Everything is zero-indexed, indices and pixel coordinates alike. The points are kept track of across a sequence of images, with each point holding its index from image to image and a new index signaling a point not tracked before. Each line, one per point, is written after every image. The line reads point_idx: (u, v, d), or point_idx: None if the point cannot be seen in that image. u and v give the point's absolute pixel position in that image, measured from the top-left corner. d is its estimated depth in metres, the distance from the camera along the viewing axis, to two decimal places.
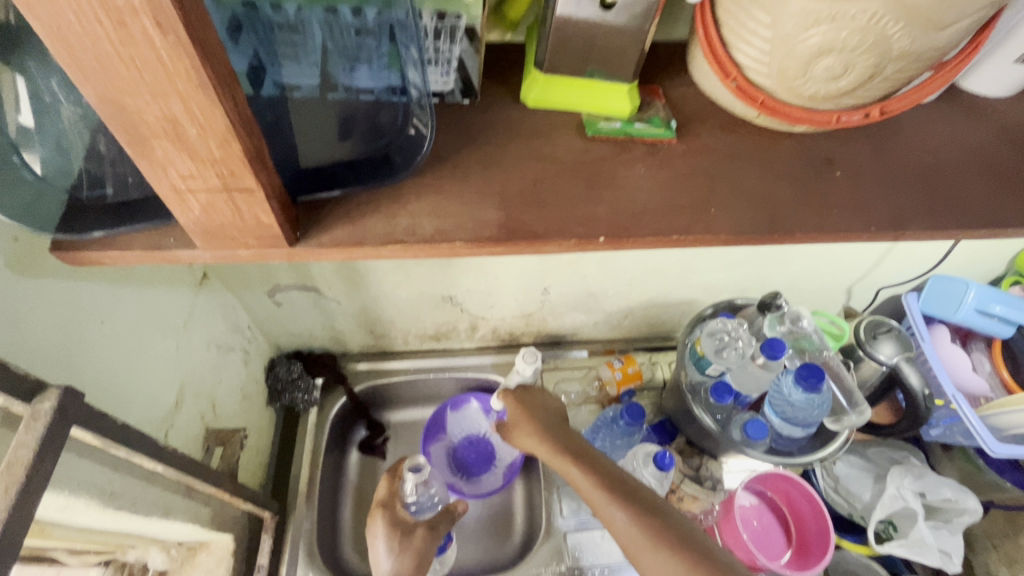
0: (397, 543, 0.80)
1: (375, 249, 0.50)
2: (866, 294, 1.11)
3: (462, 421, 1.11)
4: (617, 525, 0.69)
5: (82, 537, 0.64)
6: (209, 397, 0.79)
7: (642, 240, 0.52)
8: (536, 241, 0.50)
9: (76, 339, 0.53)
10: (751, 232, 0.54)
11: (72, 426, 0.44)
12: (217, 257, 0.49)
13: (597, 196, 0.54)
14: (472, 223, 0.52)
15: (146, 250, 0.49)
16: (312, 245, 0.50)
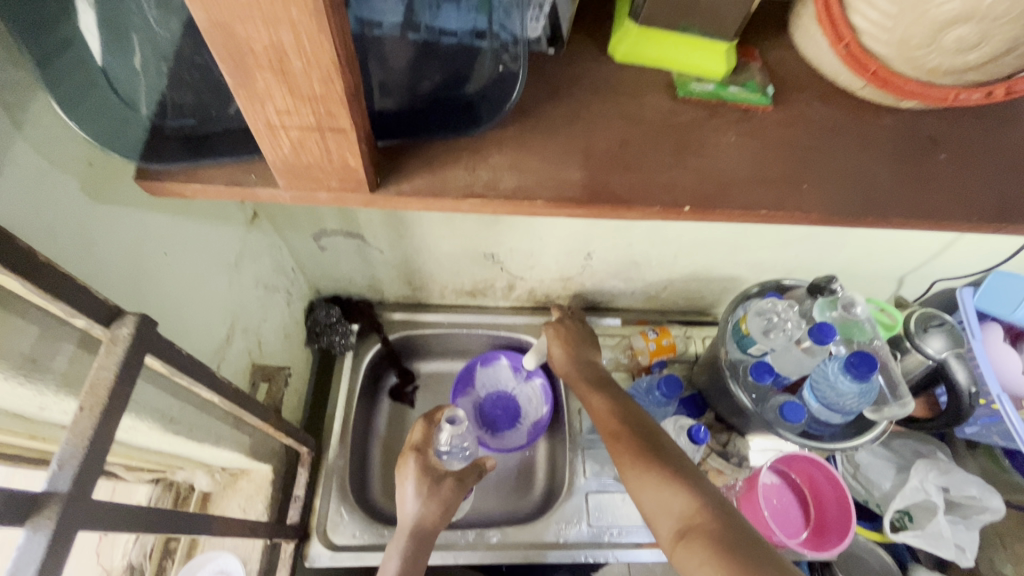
0: (426, 489, 0.82)
1: (453, 200, 0.50)
2: (918, 285, 1.07)
3: (492, 376, 1.14)
4: (630, 465, 0.74)
5: (140, 456, 0.67)
6: (256, 334, 0.81)
7: (727, 213, 0.50)
8: (619, 205, 0.49)
9: (144, 269, 0.54)
10: (841, 213, 0.51)
11: (145, 353, 0.45)
12: (297, 198, 0.50)
13: (681, 160, 0.52)
14: (548, 181, 0.50)
15: (229, 186, 0.51)
16: (390, 192, 0.50)
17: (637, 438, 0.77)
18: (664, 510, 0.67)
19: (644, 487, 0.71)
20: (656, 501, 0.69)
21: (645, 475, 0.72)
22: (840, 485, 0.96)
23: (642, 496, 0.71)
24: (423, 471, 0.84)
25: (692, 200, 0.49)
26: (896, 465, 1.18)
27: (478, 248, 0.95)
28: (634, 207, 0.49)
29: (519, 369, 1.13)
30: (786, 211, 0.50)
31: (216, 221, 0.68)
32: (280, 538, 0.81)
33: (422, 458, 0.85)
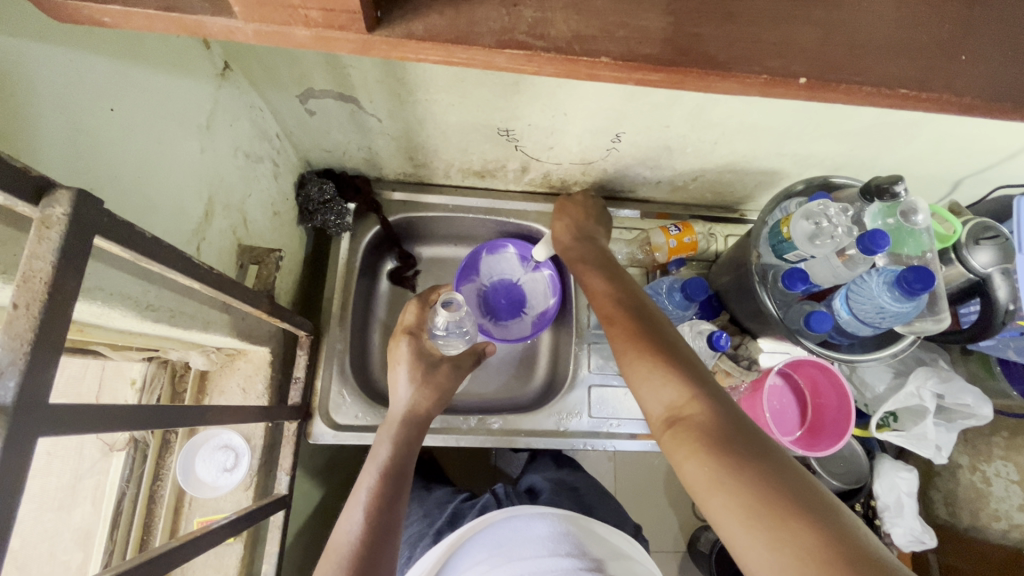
0: (420, 375, 0.79)
1: (487, 53, 0.37)
2: (975, 189, 0.97)
3: (497, 264, 1.06)
4: (628, 353, 0.66)
5: (123, 338, 0.63)
6: (240, 210, 0.72)
7: (856, 91, 0.37)
8: (713, 71, 0.36)
9: (84, 129, 0.43)
10: (1004, 98, 0.38)
11: (95, 236, 0.37)
12: (264, 33, 0.36)
13: (803, 11, 0.38)
14: (621, 29, 0.36)
15: (161, 12, 0.35)
16: (398, 35, 0.36)
17: (638, 326, 0.68)
18: (658, 399, 0.60)
19: (640, 375, 0.63)
20: (651, 389, 0.61)
21: (641, 362, 0.64)
22: (845, 392, 0.94)
23: (636, 385, 0.64)
24: (414, 361, 0.80)
25: (813, 69, 0.37)
26: (894, 371, 1.14)
27: (492, 122, 0.82)
28: (731, 76, 0.36)
29: (527, 258, 1.06)
30: (924, 92, 0.37)
31: (174, 70, 0.55)
32: (281, 418, 0.80)
33: (415, 343, 0.82)
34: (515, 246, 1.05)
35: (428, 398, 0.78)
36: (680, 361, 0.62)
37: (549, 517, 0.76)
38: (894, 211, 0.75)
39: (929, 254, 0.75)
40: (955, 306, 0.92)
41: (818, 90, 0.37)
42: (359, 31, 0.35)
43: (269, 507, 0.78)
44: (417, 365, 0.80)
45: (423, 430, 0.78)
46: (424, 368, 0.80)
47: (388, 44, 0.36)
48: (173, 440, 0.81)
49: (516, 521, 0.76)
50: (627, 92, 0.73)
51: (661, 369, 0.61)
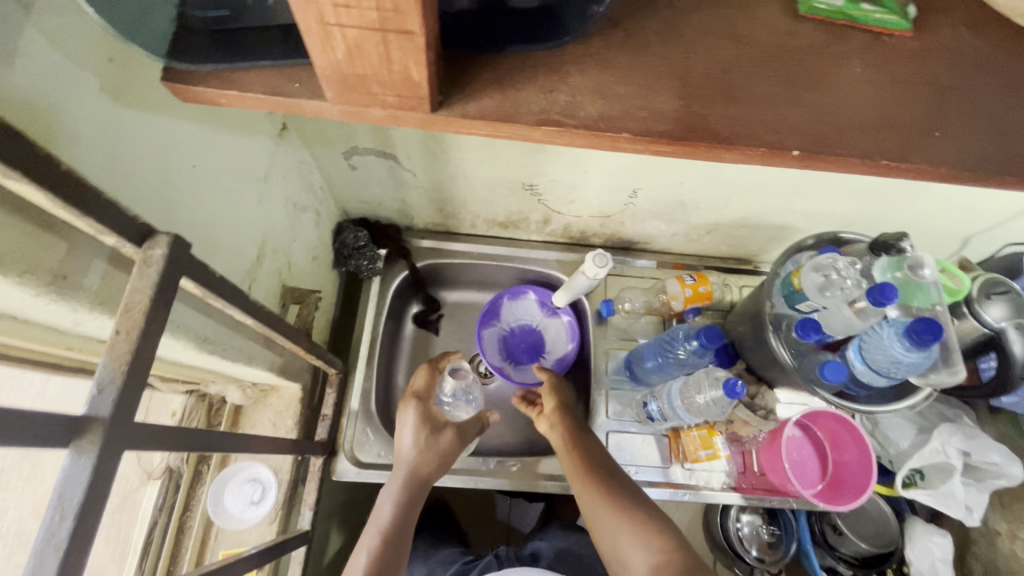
0: (424, 438, 0.82)
1: (526, 130, 0.42)
2: (984, 246, 1.00)
3: (518, 309, 1.10)
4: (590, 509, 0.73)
5: (174, 369, 0.68)
6: (286, 254, 0.79)
7: (845, 163, 0.42)
8: (719, 145, 0.41)
9: (173, 181, 0.50)
10: (981, 168, 0.43)
11: (181, 275, 0.43)
12: (346, 112, 0.42)
13: (796, 94, 0.43)
14: (639, 107, 0.42)
15: (268, 96, 0.43)
16: (453, 113, 0.42)
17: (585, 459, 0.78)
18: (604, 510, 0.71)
19: (589, 503, 0.73)
20: (596, 514, 0.72)
21: (589, 493, 0.74)
22: (867, 448, 0.93)
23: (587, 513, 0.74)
24: (423, 420, 0.84)
25: (806, 143, 0.42)
26: (918, 427, 1.12)
27: (517, 178, 0.89)
28: (738, 148, 0.42)
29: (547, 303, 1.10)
30: (916, 164, 0.42)
31: (243, 132, 0.63)
32: (309, 453, 0.84)
33: (422, 405, 0.86)
34: (535, 292, 1.10)
35: (432, 461, 0.81)
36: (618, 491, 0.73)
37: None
38: (901, 265, 0.77)
39: (937, 307, 0.77)
40: (974, 360, 0.92)
41: (814, 158, 0.42)
42: (424, 111, 0.41)
43: (292, 542, 0.80)
44: (425, 423, 0.84)
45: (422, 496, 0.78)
46: (431, 428, 0.83)
47: (445, 121, 0.43)
48: (204, 471, 0.85)
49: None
50: (643, 153, 0.80)
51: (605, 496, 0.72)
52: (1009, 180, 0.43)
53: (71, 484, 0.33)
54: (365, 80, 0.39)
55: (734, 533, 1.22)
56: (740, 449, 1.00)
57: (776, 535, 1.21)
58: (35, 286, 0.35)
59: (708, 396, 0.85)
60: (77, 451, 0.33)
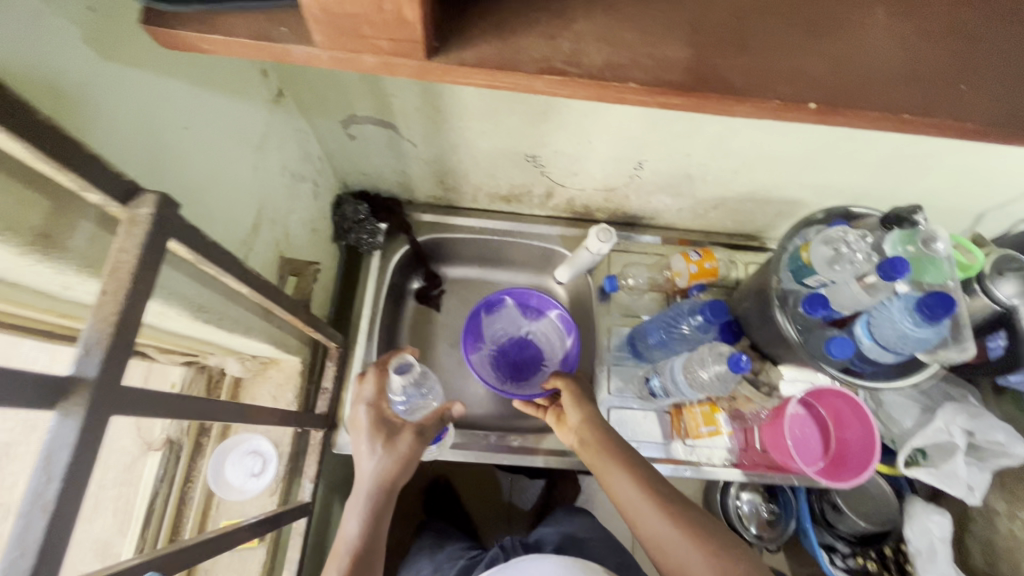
0: (380, 444, 0.73)
1: (526, 79, 0.40)
2: (998, 222, 0.97)
3: (501, 324, 1.09)
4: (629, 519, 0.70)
5: (171, 340, 0.67)
6: (283, 225, 0.77)
7: (862, 117, 0.40)
8: (730, 97, 0.39)
9: (162, 142, 0.48)
10: (1005, 125, 0.41)
11: (170, 238, 0.41)
12: (337, 58, 0.40)
13: (812, 44, 0.41)
14: (646, 57, 0.40)
15: (254, 41, 0.40)
16: (450, 62, 0.40)
17: (626, 465, 0.73)
18: (658, 526, 0.67)
19: (638, 516, 0.69)
20: (648, 526, 0.68)
21: (637, 506, 0.69)
22: (868, 421, 0.93)
23: (637, 527, 0.70)
24: (376, 424, 0.75)
25: (823, 96, 0.40)
26: (922, 406, 1.12)
27: (520, 149, 0.87)
28: (749, 101, 0.39)
29: (527, 309, 1.09)
30: (938, 119, 0.40)
31: (236, 95, 0.61)
32: (309, 426, 0.83)
33: (377, 405, 0.76)
34: (511, 302, 1.09)
35: (395, 466, 0.73)
36: (674, 503, 0.68)
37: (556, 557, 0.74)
38: (914, 239, 0.75)
39: (950, 282, 0.75)
40: (983, 338, 0.90)
41: (829, 113, 0.40)
42: (418, 58, 0.39)
43: (292, 514, 0.80)
44: (380, 426, 0.74)
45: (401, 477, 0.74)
46: (386, 432, 0.74)
47: (441, 69, 0.41)
48: (205, 443, 0.85)
49: (524, 562, 0.73)
50: (650, 122, 0.77)
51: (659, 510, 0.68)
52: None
53: (58, 446, 0.32)
54: (354, 23, 0.37)
55: (734, 511, 1.23)
56: (742, 426, 0.99)
57: (775, 512, 1.23)
58: (16, 244, 0.34)
59: (711, 371, 0.85)
60: (63, 413, 0.33)
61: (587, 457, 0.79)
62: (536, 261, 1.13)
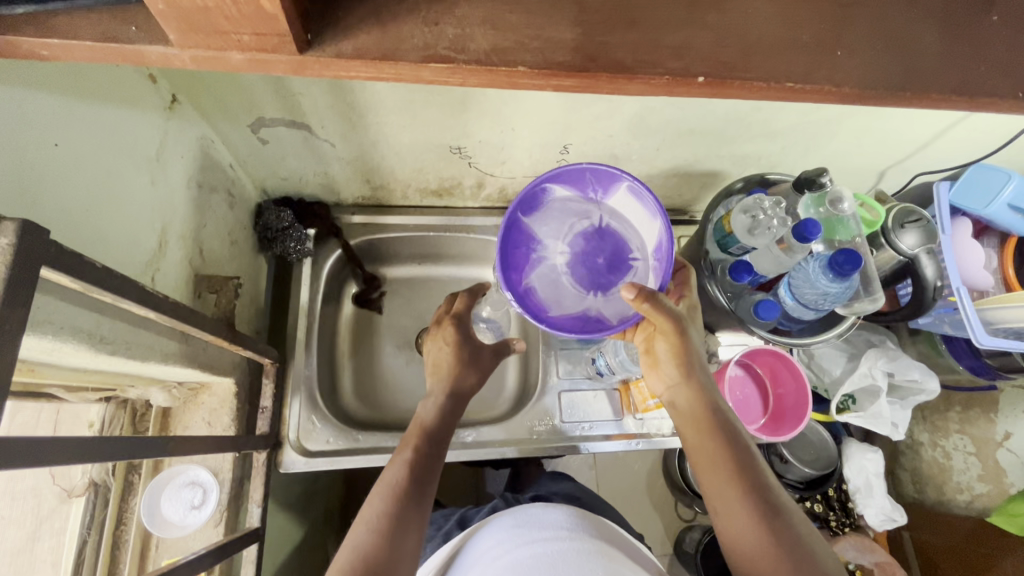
0: (468, 360, 0.84)
1: (412, 68, 0.39)
2: (899, 178, 1.04)
3: (558, 222, 0.78)
4: (715, 494, 0.65)
5: (79, 376, 0.62)
6: (195, 239, 0.72)
7: (749, 86, 0.42)
8: (621, 75, 0.40)
9: (26, 163, 0.44)
10: (881, 88, 0.43)
11: (44, 268, 0.38)
12: (197, 59, 0.38)
13: (698, 17, 0.42)
14: (533, 38, 0.40)
15: (99, 41, 0.37)
16: (327, 53, 0.39)
17: (731, 452, 0.65)
18: (756, 537, 0.60)
19: (732, 515, 0.63)
20: (741, 529, 0.62)
21: (736, 505, 0.62)
22: (803, 378, 0.99)
23: (726, 521, 0.63)
24: (458, 348, 0.85)
25: (709, 69, 0.41)
26: (848, 354, 1.20)
27: (443, 141, 0.85)
28: (639, 76, 0.40)
29: (586, 190, 0.77)
30: (819, 83, 0.42)
31: (119, 104, 0.56)
32: (249, 449, 0.80)
33: (460, 332, 0.86)
34: (561, 188, 0.77)
35: (472, 382, 0.84)
36: (778, 513, 0.61)
37: (561, 506, 0.76)
38: (823, 201, 0.81)
39: (857, 239, 0.81)
40: (893, 286, 0.99)
41: (717, 85, 0.41)
42: (290, 52, 0.37)
43: (241, 541, 0.76)
44: (462, 350, 0.85)
45: (444, 441, 0.77)
46: (469, 355, 0.85)
47: (319, 63, 0.39)
48: (135, 481, 0.79)
49: (532, 508, 0.76)
50: (569, 106, 0.77)
51: (762, 521, 0.61)
52: (906, 96, 0.44)
53: None
54: (212, 18, 0.35)
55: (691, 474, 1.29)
56: None
57: None
58: None
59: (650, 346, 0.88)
60: None
61: (686, 425, 0.70)
62: (476, 254, 1.12)
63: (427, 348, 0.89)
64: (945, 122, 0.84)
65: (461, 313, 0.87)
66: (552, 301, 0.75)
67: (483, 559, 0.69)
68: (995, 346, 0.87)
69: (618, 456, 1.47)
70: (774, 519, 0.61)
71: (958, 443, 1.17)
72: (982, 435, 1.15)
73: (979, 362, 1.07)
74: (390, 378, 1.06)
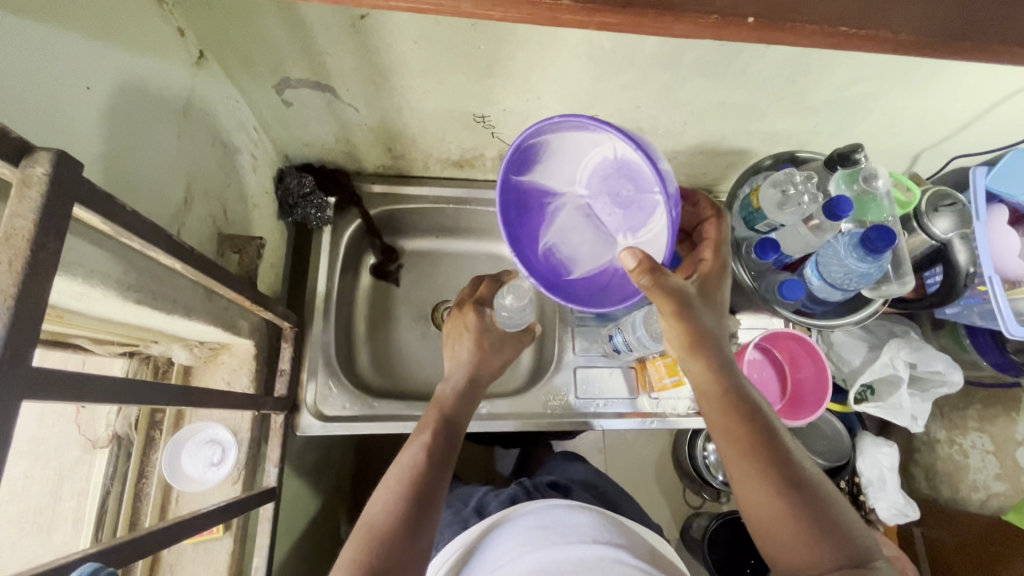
0: (488, 346, 0.85)
1: (446, 2, 0.39)
2: (933, 162, 1.01)
3: (569, 162, 0.70)
4: (731, 465, 0.65)
5: (104, 327, 0.63)
6: (219, 198, 0.73)
7: (798, 30, 0.41)
8: (666, 13, 0.40)
9: (59, 102, 0.45)
10: (940, 38, 0.42)
11: (77, 205, 0.38)
12: None
13: None
14: None
15: None
16: None
17: (747, 425, 0.64)
18: (776, 512, 0.61)
19: (751, 490, 0.63)
20: (759, 503, 0.62)
21: (755, 480, 0.63)
22: (821, 356, 0.95)
23: (744, 493, 0.64)
24: (478, 335, 0.85)
25: (760, 10, 0.40)
26: (869, 344, 1.17)
27: (467, 108, 0.84)
28: (684, 16, 0.40)
29: (586, 125, 0.65)
30: (873, 30, 0.41)
31: (149, 54, 0.57)
32: (268, 409, 0.80)
33: (481, 320, 0.86)
34: (556, 132, 0.66)
35: (494, 368, 0.84)
36: (799, 487, 0.61)
37: (585, 510, 0.72)
38: (856, 178, 0.78)
39: (889, 219, 0.79)
40: (922, 274, 0.96)
41: (764, 28, 0.40)
42: None
43: (257, 498, 0.78)
44: (483, 336, 0.84)
45: (460, 421, 0.77)
46: (490, 341, 0.85)
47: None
48: (157, 437, 0.81)
49: (557, 509, 0.71)
50: (598, 72, 0.75)
51: (782, 496, 0.61)
52: (966, 46, 0.42)
53: None
54: None
55: (703, 461, 1.29)
56: None
57: None
58: None
59: None
60: None
61: (700, 398, 0.69)
62: (493, 229, 1.11)
63: (445, 329, 0.89)
64: (988, 100, 0.81)
65: (484, 297, 0.87)
66: (578, 256, 0.74)
67: (505, 559, 0.64)
68: None
69: (629, 439, 1.46)
70: (795, 493, 0.61)
71: (976, 442, 1.15)
72: (1004, 433, 1.11)
73: (1006, 359, 1.03)
74: (405, 350, 1.06)
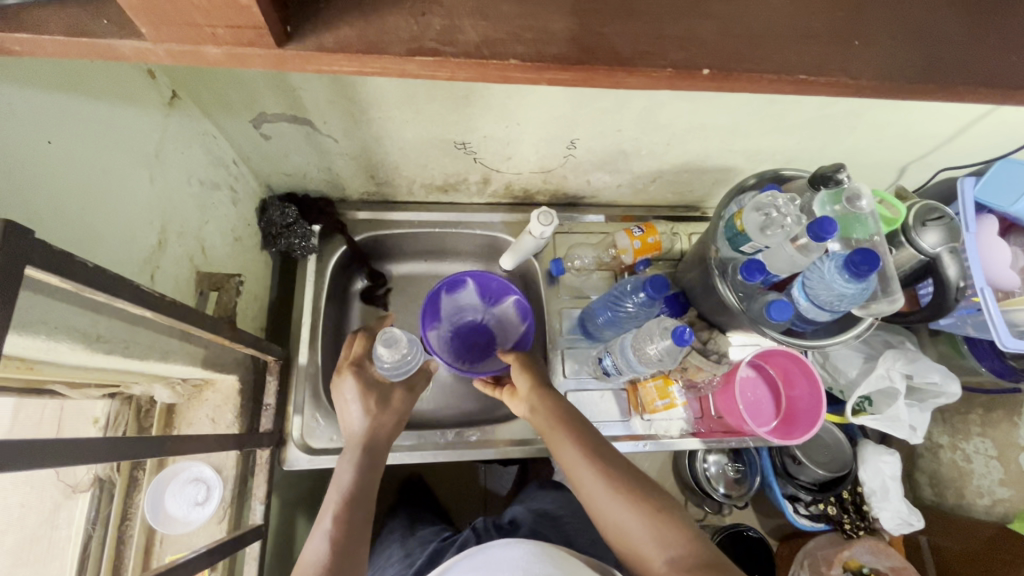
0: (375, 404, 0.78)
1: (396, 61, 0.40)
2: (921, 174, 1.00)
3: (455, 304, 0.98)
4: (580, 489, 0.67)
5: (79, 373, 0.62)
6: (196, 237, 0.72)
7: (756, 79, 0.41)
8: (619, 66, 0.40)
9: (20, 160, 0.44)
10: (900, 81, 0.43)
11: (31, 267, 0.37)
12: (173, 52, 0.39)
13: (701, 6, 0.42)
14: (534, 33, 0.41)
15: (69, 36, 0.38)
16: (307, 46, 0.40)
17: (580, 443, 0.70)
18: (627, 513, 0.62)
19: (600, 502, 0.65)
20: (611, 514, 0.64)
21: (600, 487, 0.65)
22: (814, 375, 0.94)
23: (599, 514, 0.65)
24: (360, 392, 0.79)
25: (714, 62, 0.41)
26: (865, 355, 1.15)
27: (448, 135, 0.83)
28: (638, 70, 0.40)
29: (487, 287, 0.97)
30: (835, 75, 0.42)
31: (118, 100, 0.56)
32: (253, 446, 0.79)
33: (360, 379, 0.81)
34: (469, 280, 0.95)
35: (391, 427, 0.79)
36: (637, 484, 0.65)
37: (524, 540, 0.65)
38: (840, 197, 0.78)
39: (875, 237, 0.78)
40: (913, 287, 0.95)
41: (720, 78, 0.41)
42: (268, 44, 0.38)
43: (243, 537, 0.76)
44: (369, 396, 0.79)
45: (367, 472, 0.73)
46: (376, 399, 0.79)
47: (299, 55, 0.40)
48: (141, 477, 0.80)
49: (494, 547, 0.65)
50: (574, 99, 0.75)
51: (629, 495, 0.63)
52: (924, 88, 0.43)
53: None
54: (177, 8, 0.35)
55: (702, 474, 1.28)
56: (697, 395, 0.99)
57: (741, 471, 1.27)
58: None
59: (659, 347, 0.82)
60: None
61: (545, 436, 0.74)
62: (481, 251, 1.10)
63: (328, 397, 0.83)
64: (970, 115, 0.80)
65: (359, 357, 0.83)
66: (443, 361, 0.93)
67: None
68: (1018, 349, 0.83)
69: None
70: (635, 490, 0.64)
71: (979, 447, 1.14)
72: (1005, 439, 1.10)
73: (1003, 364, 1.02)
74: None
